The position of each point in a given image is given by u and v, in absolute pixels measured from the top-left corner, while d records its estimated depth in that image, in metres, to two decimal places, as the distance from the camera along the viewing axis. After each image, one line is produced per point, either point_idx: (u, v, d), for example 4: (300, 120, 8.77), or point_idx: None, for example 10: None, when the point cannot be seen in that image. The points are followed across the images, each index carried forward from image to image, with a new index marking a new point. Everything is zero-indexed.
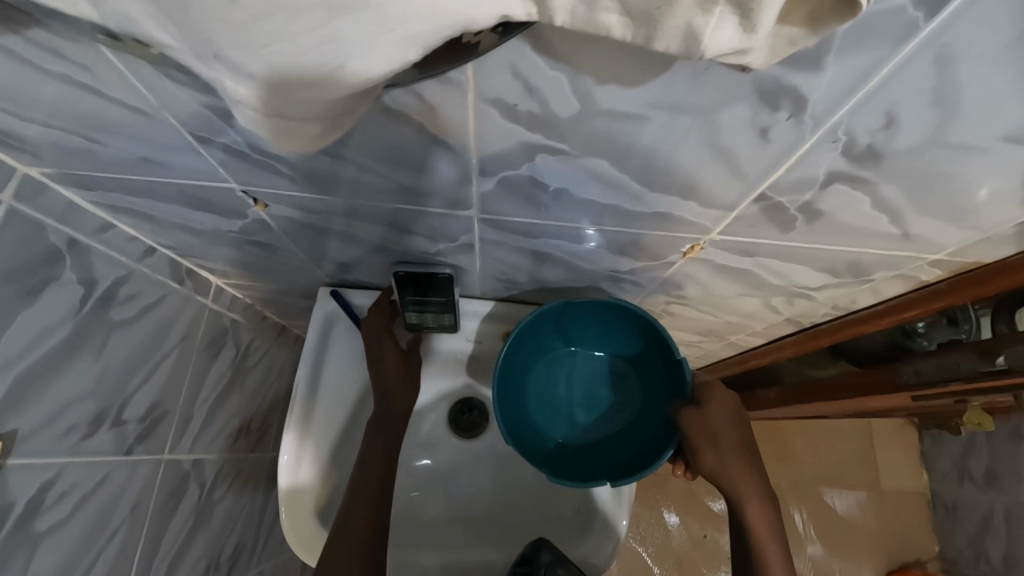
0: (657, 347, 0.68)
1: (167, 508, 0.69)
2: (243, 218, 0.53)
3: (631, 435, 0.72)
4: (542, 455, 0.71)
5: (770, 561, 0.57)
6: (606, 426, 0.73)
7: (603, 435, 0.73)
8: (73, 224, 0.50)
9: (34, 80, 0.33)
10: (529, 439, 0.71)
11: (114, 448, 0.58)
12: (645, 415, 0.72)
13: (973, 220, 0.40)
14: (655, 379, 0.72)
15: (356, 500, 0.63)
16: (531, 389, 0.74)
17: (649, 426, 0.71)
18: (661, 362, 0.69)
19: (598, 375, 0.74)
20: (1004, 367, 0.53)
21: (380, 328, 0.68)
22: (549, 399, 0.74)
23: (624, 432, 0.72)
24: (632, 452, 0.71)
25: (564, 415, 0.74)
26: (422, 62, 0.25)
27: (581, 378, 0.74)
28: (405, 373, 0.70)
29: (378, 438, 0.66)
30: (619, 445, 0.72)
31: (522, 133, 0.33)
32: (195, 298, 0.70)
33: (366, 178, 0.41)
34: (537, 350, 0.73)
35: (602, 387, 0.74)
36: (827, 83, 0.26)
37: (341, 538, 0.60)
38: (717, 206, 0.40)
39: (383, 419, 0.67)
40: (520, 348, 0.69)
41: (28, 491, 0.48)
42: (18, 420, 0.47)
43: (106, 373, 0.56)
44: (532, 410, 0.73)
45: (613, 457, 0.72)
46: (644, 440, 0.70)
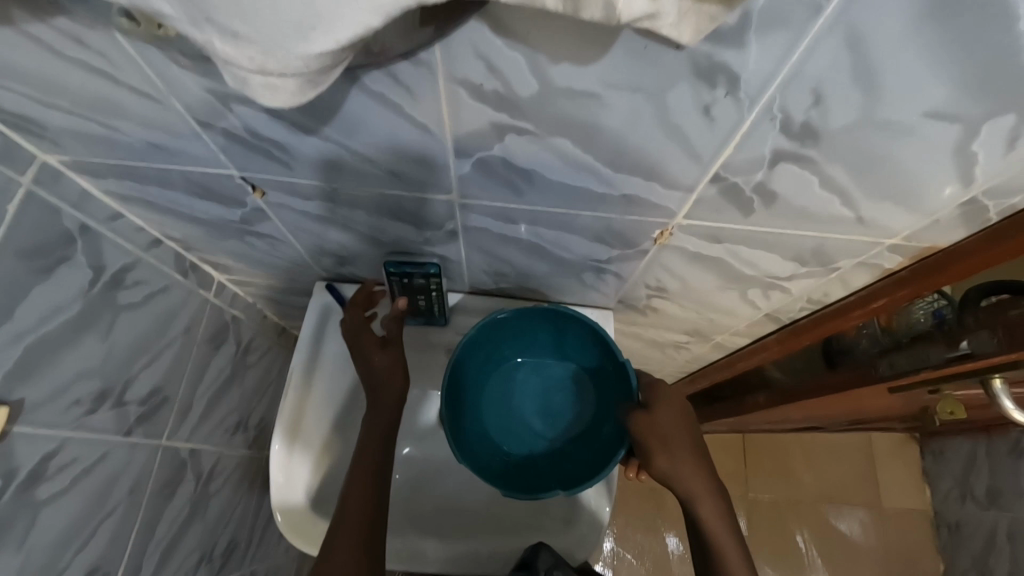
0: (605, 351, 0.70)
1: (163, 495, 0.70)
2: (243, 207, 0.56)
3: (590, 442, 0.73)
4: (497, 471, 0.72)
5: (730, 558, 0.58)
6: (566, 436, 0.74)
7: (563, 445, 0.74)
8: (86, 211, 0.54)
9: (58, 67, 0.37)
10: (482, 454, 0.73)
11: (115, 426, 0.61)
12: (601, 422, 0.73)
13: (919, 204, 0.42)
14: (607, 384, 0.73)
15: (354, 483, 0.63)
16: (486, 402, 0.76)
17: (605, 432, 0.72)
18: (610, 366, 0.71)
19: (555, 385, 0.76)
20: (967, 351, 0.55)
21: (359, 327, 0.70)
22: (505, 413, 0.76)
23: (581, 441, 0.74)
24: (591, 458, 0.72)
25: (522, 428, 0.75)
26: (402, 31, 0.27)
27: (535, 389, 0.76)
28: (394, 365, 0.69)
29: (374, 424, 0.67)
30: (579, 453, 0.73)
31: (492, 114, 0.36)
32: (197, 291, 0.74)
33: (355, 164, 0.45)
34: (489, 362, 0.75)
35: (558, 397, 0.76)
36: (753, 60, 0.30)
37: (342, 530, 0.60)
38: (679, 187, 0.43)
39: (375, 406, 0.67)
40: (472, 356, 0.72)
41: (33, 458, 0.51)
42: (27, 390, 0.49)
43: (112, 353, 0.59)
44: (488, 423, 0.75)
45: (573, 466, 0.73)
46: (600, 446, 0.72)
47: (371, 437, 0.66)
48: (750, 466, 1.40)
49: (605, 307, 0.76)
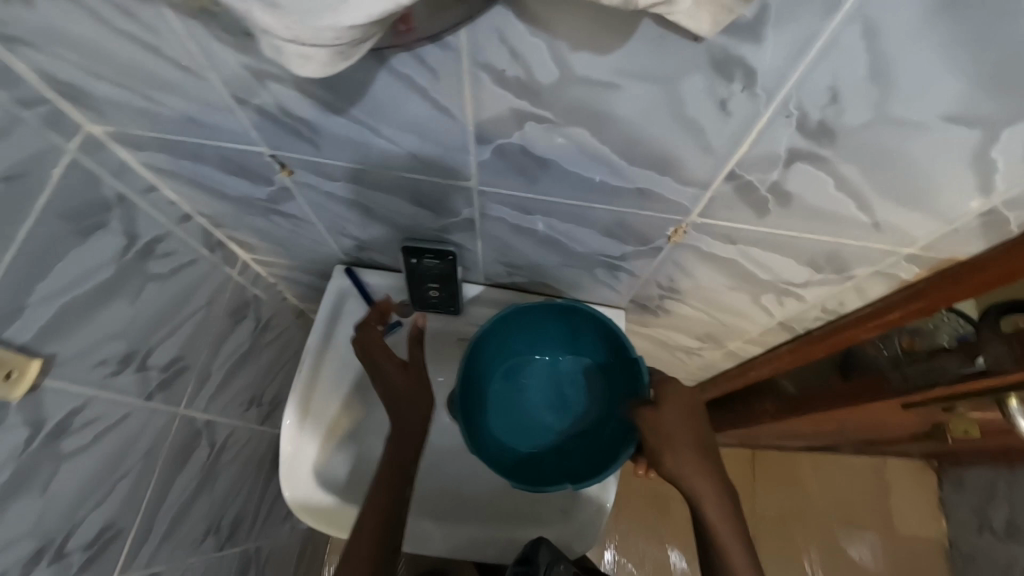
0: (616, 348, 0.71)
1: (177, 460, 0.73)
2: (271, 185, 0.59)
3: (597, 437, 0.74)
4: (505, 464, 0.73)
5: (735, 558, 0.58)
6: (574, 431, 0.75)
7: (570, 439, 0.75)
8: (124, 181, 0.57)
9: (108, 39, 0.40)
10: (491, 446, 0.73)
11: (137, 389, 0.63)
12: (608, 418, 0.74)
13: (936, 211, 0.42)
14: (616, 381, 0.74)
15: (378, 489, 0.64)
16: (495, 395, 0.77)
17: (613, 428, 0.73)
18: (620, 362, 0.72)
19: (564, 380, 0.77)
20: (983, 368, 0.54)
21: (374, 347, 0.69)
22: (514, 406, 0.77)
23: (588, 437, 0.74)
24: (597, 454, 0.72)
25: (530, 422, 0.76)
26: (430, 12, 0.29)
27: (545, 384, 0.77)
28: (414, 380, 0.69)
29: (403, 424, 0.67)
30: (585, 448, 0.74)
31: (511, 99, 0.38)
32: (222, 267, 0.77)
33: (378, 145, 0.47)
34: (501, 355, 0.76)
35: (567, 392, 0.76)
36: (770, 54, 0.30)
37: (363, 530, 0.62)
38: (693, 182, 0.44)
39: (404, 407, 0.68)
40: (485, 348, 0.72)
41: (60, 412, 0.53)
42: (59, 346, 0.52)
43: (138, 318, 0.62)
44: (497, 415, 0.76)
45: (577, 461, 0.74)
46: (604, 444, 0.73)
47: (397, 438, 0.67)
48: (759, 481, 1.38)
49: (617, 306, 0.76)
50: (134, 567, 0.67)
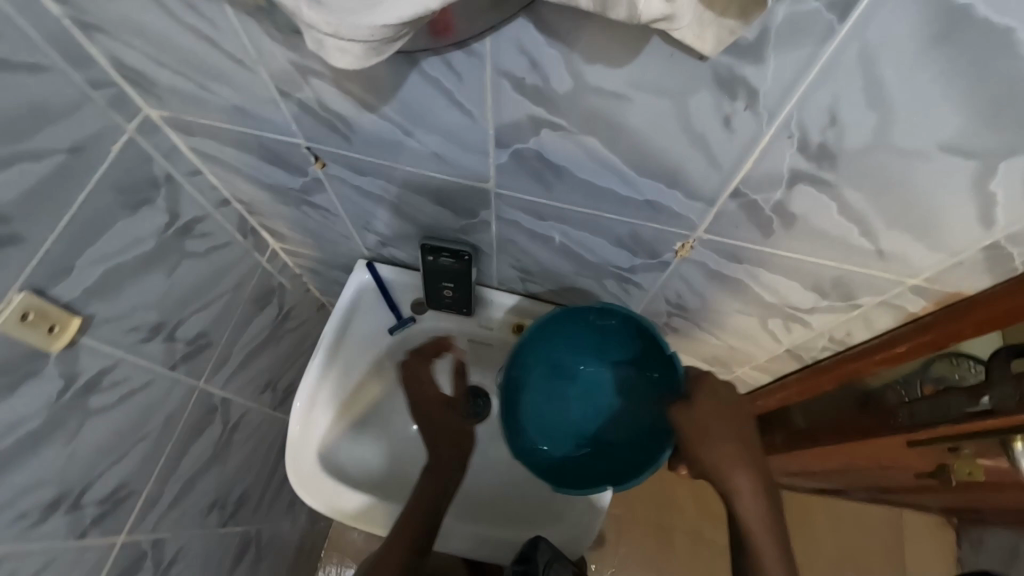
0: (646, 351, 0.71)
1: (192, 432, 0.76)
2: (304, 176, 0.63)
3: (633, 440, 0.74)
4: (543, 469, 0.75)
5: (767, 557, 0.55)
6: (609, 435, 0.76)
7: (606, 443, 0.76)
8: (172, 163, 0.62)
9: (173, 31, 0.44)
10: (527, 453, 0.75)
11: (163, 358, 0.67)
12: (643, 420, 0.74)
13: (940, 241, 0.43)
14: (648, 384, 0.74)
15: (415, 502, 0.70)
16: (531, 402, 0.78)
17: (649, 430, 0.73)
18: (651, 366, 0.72)
19: (597, 385, 0.77)
20: (987, 408, 0.54)
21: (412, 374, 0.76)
22: (549, 412, 0.78)
23: (624, 440, 0.75)
24: (634, 456, 0.73)
25: (566, 427, 0.78)
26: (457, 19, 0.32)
27: (578, 390, 0.78)
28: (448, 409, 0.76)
29: (449, 442, 0.74)
30: (622, 451, 0.74)
31: (529, 106, 0.40)
32: (252, 253, 0.81)
33: (405, 144, 0.50)
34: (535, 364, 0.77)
35: (601, 397, 0.77)
36: (771, 75, 0.32)
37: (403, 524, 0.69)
38: (700, 197, 0.45)
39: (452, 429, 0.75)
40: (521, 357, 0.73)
41: (91, 369, 0.57)
42: (97, 308, 0.56)
43: (172, 291, 0.66)
44: (533, 422, 0.78)
45: (604, 464, 0.74)
46: (636, 451, 0.73)
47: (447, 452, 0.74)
48: None
49: None
50: (140, 530, 0.70)
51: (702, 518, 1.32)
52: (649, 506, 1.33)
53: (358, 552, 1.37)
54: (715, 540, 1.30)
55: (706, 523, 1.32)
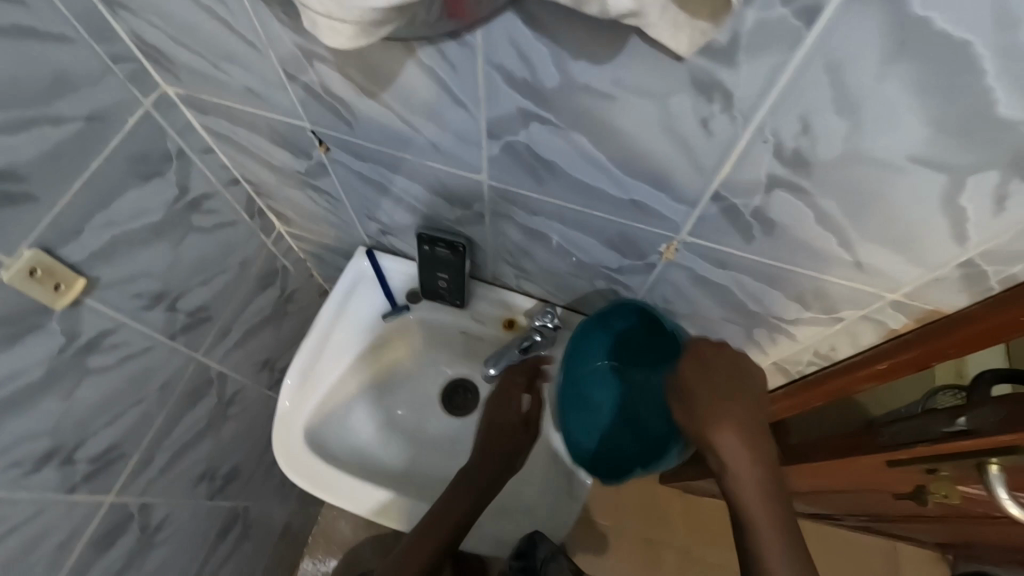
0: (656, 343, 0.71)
1: (187, 402, 0.79)
2: (309, 160, 0.65)
3: (652, 429, 0.76)
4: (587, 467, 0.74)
5: (761, 527, 0.50)
6: (631, 427, 0.76)
7: (628, 435, 0.76)
8: (185, 140, 0.65)
9: (190, 12, 0.47)
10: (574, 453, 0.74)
11: (163, 327, 0.70)
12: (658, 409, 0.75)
13: (916, 256, 0.44)
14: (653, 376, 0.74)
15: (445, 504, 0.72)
16: (564, 403, 0.75)
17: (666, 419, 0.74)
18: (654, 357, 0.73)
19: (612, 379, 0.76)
20: (963, 428, 0.54)
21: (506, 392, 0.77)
22: (578, 410, 0.76)
23: (643, 431, 0.76)
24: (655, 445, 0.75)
25: (592, 423, 0.77)
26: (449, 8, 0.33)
27: (598, 385, 0.76)
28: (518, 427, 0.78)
29: (500, 449, 0.76)
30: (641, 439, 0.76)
31: (518, 99, 0.42)
32: (258, 234, 0.84)
33: (403, 132, 0.52)
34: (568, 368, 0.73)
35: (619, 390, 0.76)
36: (745, 79, 0.34)
37: (435, 521, 0.71)
38: (683, 199, 0.47)
39: (513, 439, 0.77)
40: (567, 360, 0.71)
41: (92, 330, 0.59)
42: (102, 271, 0.58)
43: (176, 262, 0.68)
44: (568, 423, 0.75)
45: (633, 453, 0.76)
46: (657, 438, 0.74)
47: (497, 460, 0.76)
48: None
49: None
50: (129, 492, 0.72)
51: (690, 536, 1.31)
52: (637, 518, 1.32)
53: (343, 540, 1.38)
54: (702, 559, 1.29)
55: (695, 541, 1.30)
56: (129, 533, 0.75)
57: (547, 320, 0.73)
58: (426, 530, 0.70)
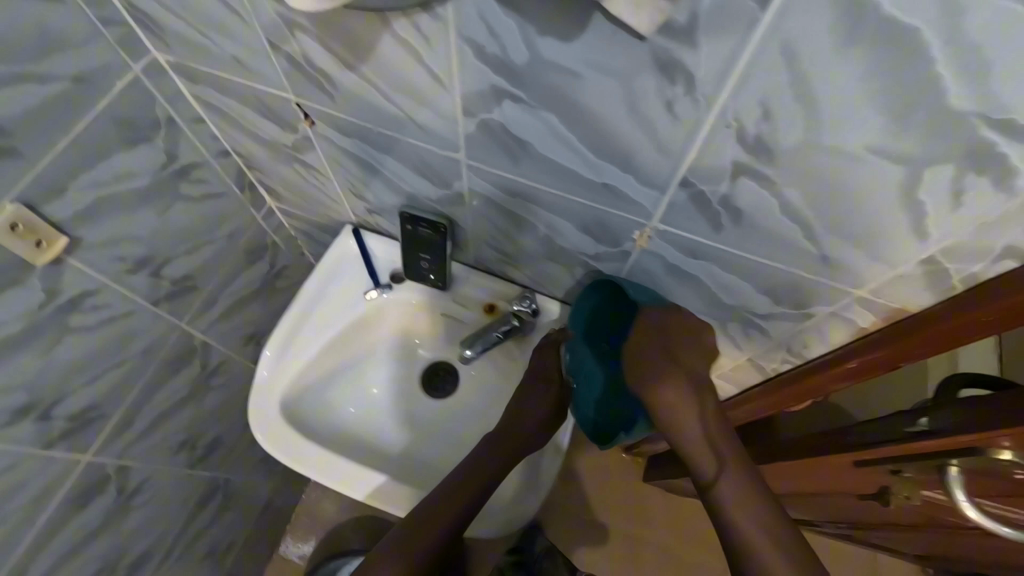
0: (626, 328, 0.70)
1: (169, 369, 0.80)
2: (296, 133, 0.66)
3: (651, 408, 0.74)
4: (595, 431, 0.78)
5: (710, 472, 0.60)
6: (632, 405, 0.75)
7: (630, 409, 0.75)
8: (175, 108, 0.65)
9: None
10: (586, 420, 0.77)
11: (146, 291, 0.71)
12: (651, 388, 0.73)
13: (879, 251, 0.44)
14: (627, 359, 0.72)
15: (453, 493, 0.70)
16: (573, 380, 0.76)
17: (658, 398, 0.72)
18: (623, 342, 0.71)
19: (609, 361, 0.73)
20: (925, 428, 0.54)
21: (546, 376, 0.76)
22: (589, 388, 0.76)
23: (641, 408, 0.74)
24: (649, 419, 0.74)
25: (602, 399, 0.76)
26: None
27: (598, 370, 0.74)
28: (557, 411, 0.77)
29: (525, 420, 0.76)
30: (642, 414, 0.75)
31: (491, 76, 0.43)
32: (248, 207, 0.85)
33: (383, 106, 0.52)
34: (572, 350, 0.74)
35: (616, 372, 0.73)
36: (705, 61, 0.34)
37: (459, 485, 0.71)
38: (652, 185, 0.47)
39: (542, 417, 0.76)
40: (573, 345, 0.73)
41: (74, 289, 0.61)
42: (86, 232, 0.60)
43: (162, 229, 0.69)
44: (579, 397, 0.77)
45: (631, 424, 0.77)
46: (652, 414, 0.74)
47: (521, 431, 0.76)
48: None
49: None
50: (107, 453, 0.74)
51: (671, 537, 1.30)
52: (618, 515, 1.32)
53: (324, 521, 1.39)
54: (680, 559, 1.29)
55: (676, 542, 1.30)
56: (106, 493, 0.76)
57: (526, 305, 0.76)
58: (452, 495, 0.70)
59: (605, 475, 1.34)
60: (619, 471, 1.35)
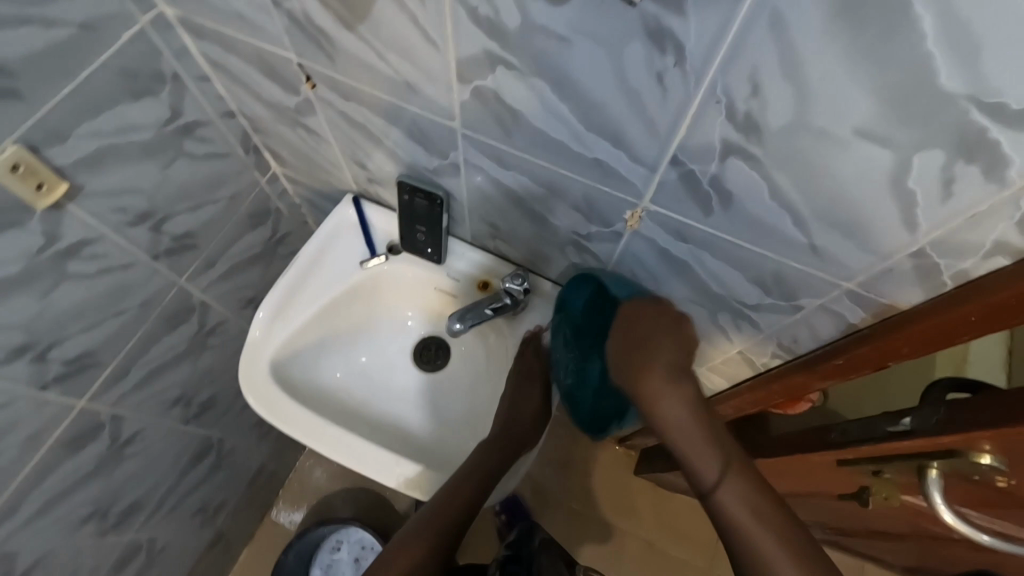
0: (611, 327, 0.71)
1: (166, 324, 0.81)
2: (298, 96, 0.66)
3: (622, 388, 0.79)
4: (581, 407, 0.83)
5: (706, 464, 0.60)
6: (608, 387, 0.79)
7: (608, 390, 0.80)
8: (181, 64, 0.66)
9: None
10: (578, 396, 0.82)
11: (146, 245, 0.72)
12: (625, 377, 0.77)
13: (868, 242, 0.43)
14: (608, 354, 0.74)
15: (461, 484, 0.73)
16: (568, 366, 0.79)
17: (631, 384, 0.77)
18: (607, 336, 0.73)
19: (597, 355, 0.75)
20: (906, 428, 0.53)
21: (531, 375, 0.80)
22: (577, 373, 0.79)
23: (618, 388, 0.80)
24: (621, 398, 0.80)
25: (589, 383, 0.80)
26: None
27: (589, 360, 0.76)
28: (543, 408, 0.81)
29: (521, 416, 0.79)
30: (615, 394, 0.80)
31: (485, 40, 0.42)
32: (252, 170, 0.85)
33: (380, 70, 0.52)
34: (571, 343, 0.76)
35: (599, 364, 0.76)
36: (694, 31, 0.33)
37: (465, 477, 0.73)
38: (642, 162, 0.46)
39: (533, 412, 0.80)
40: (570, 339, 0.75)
41: (73, 236, 0.62)
42: (87, 180, 0.61)
43: (164, 184, 0.70)
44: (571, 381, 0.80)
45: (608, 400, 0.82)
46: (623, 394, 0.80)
47: (516, 426, 0.79)
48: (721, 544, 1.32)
49: None
50: (101, 400, 0.76)
51: (657, 530, 1.30)
52: (605, 506, 1.32)
53: (316, 490, 1.42)
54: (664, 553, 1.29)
55: (661, 536, 1.30)
56: (100, 440, 0.78)
57: (518, 283, 0.75)
58: (460, 487, 0.72)
59: (595, 465, 1.35)
60: (610, 462, 1.35)
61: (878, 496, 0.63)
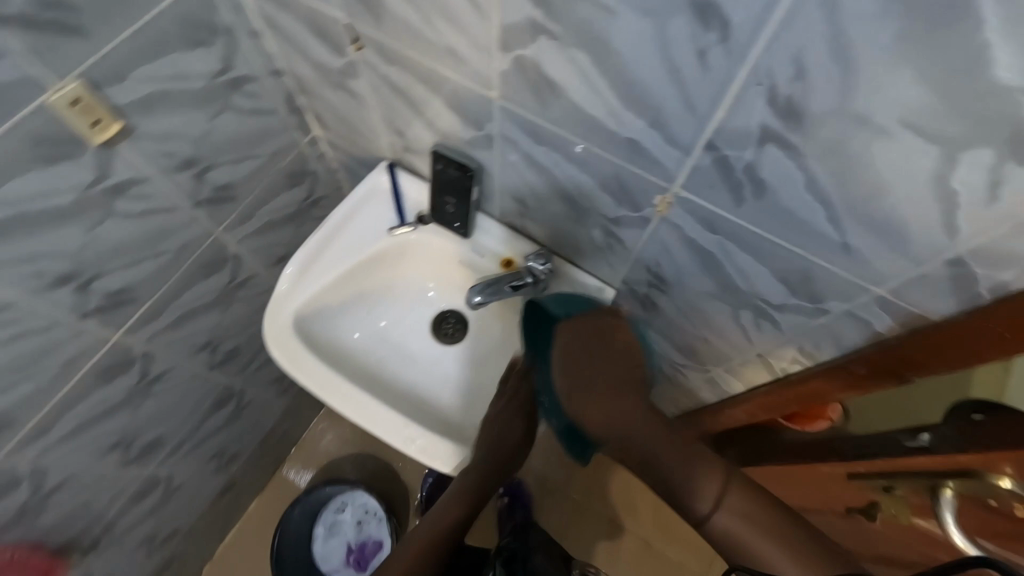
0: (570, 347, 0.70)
1: (200, 271, 0.85)
2: (344, 57, 0.67)
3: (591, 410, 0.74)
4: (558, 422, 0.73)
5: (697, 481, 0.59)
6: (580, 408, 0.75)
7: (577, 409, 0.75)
8: (237, 17, 0.68)
9: None
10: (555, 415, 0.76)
11: (188, 191, 0.75)
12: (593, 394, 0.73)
13: (903, 244, 0.41)
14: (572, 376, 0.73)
15: (481, 471, 0.78)
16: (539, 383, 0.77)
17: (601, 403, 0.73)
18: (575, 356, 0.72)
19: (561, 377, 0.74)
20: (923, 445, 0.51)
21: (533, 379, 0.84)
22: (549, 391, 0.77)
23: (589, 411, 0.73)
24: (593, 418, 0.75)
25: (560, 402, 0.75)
26: None
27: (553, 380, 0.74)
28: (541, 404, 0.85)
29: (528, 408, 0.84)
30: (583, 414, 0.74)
31: (530, 8, 0.42)
32: (295, 131, 0.87)
33: (425, 34, 0.53)
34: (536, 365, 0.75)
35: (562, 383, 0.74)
36: (743, 5, 0.33)
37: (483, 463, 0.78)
38: (677, 144, 0.46)
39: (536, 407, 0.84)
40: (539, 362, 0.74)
41: (122, 174, 0.65)
42: (140, 121, 0.63)
43: (210, 134, 0.73)
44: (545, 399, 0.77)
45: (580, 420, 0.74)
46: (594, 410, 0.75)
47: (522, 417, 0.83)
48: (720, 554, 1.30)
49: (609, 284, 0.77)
50: (134, 336, 0.80)
51: (656, 531, 1.30)
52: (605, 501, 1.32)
53: (326, 452, 1.46)
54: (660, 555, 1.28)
55: (659, 537, 1.29)
56: (130, 374, 0.82)
57: (540, 262, 0.75)
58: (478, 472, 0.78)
59: (601, 459, 1.34)
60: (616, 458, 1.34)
61: (887, 515, 0.62)
